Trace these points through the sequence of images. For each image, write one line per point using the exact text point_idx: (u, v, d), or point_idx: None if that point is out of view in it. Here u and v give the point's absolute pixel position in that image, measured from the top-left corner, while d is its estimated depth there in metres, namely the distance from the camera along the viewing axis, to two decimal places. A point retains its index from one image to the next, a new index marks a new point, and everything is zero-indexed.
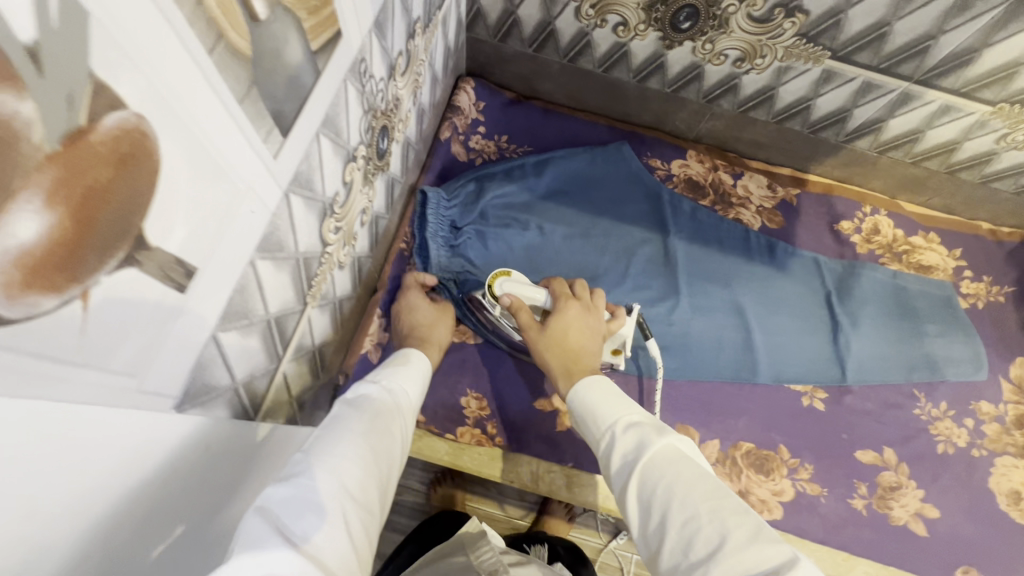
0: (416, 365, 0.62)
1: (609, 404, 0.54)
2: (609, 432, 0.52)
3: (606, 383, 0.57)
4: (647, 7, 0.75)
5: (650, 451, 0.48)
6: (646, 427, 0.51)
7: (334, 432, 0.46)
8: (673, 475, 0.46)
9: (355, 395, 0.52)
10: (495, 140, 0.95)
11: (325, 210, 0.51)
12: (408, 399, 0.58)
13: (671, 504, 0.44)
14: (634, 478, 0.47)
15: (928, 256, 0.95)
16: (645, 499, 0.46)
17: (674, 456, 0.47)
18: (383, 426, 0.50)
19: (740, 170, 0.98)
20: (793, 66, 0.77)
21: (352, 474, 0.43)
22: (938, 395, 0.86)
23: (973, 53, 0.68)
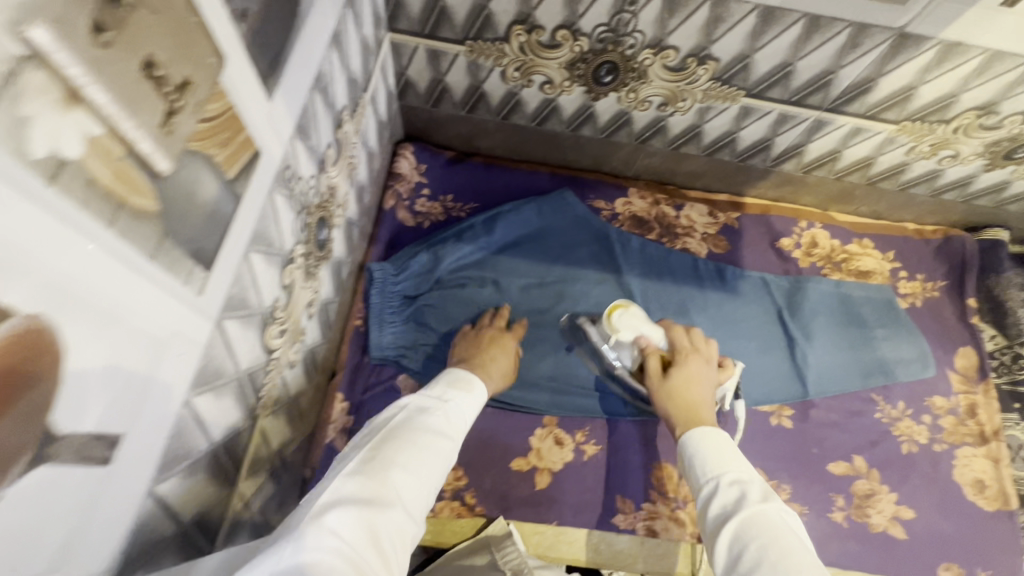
0: (480, 391, 0.62)
1: (719, 456, 0.57)
2: (712, 480, 0.56)
3: (718, 434, 0.60)
4: (569, 66, 0.77)
5: (751, 510, 0.51)
6: (753, 488, 0.53)
7: (393, 441, 0.49)
8: (769, 537, 0.48)
9: (418, 406, 0.55)
10: (440, 201, 0.95)
11: (266, 319, 0.50)
12: (470, 421, 0.58)
13: (762, 561, 0.47)
14: (730, 528, 0.50)
15: (865, 262, 0.99)
16: (736, 547, 0.49)
17: (776, 525, 0.49)
18: (440, 442, 0.51)
19: (680, 202, 1.02)
20: (713, 105, 0.81)
21: (405, 486, 0.46)
22: (894, 396, 0.89)
23: (871, 83, 0.73)
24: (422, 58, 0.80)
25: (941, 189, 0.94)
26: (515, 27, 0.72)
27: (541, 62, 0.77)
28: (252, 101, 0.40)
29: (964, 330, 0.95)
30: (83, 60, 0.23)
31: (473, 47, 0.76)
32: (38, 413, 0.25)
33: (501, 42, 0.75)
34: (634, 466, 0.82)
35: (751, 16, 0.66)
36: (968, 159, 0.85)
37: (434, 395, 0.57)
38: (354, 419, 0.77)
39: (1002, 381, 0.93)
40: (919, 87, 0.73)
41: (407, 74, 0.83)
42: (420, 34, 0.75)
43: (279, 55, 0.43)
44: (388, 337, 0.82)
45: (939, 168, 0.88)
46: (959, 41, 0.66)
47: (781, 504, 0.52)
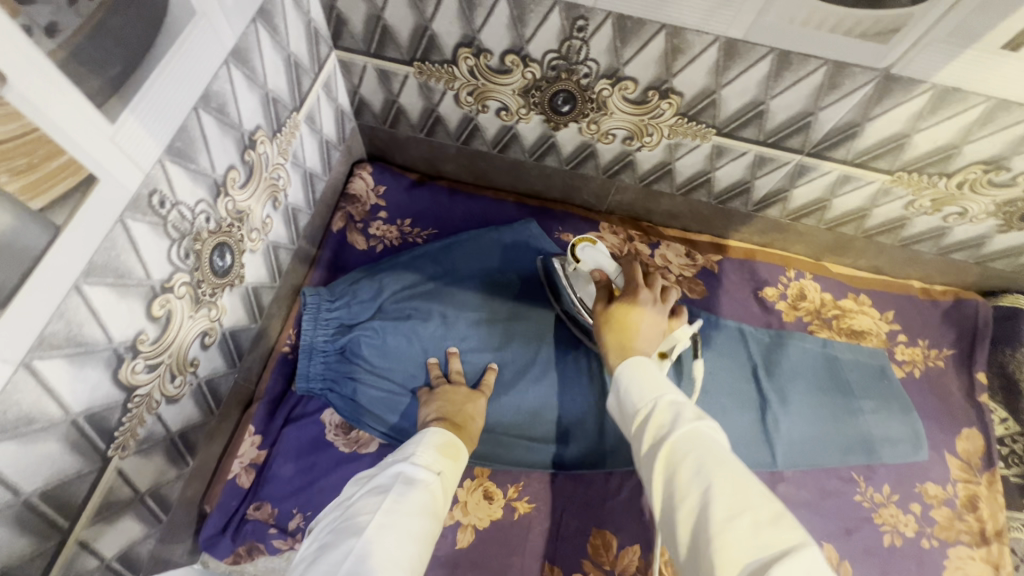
0: (461, 462, 0.63)
1: (648, 385, 0.51)
2: (648, 405, 0.49)
3: (646, 368, 0.53)
4: (523, 92, 0.72)
5: (682, 428, 0.45)
6: (686, 407, 0.48)
7: (392, 529, 0.49)
8: (702, 452, 0.43)
9: (411, 480, 0.55)
10: (397, 224, 0.91)
11: (122, 356, 0.46)
12: (450, 493, 0.59)
13: (696, 479, 0.42)
14: (662, 452, 0.45)
15: (859, 320, 0.89)
16: (671, 469, 0.44)
17: (702, 439, 0.44)
18: (430, 525, 0.52)
19: (656, 240, 0.94)
20: (682, 143, 0.74)
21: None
22: (878, 478, 0.78)
23: (855, 128, 0.65)
24: (372, 77, 0.76)
25: (948, 248, 0.83)
26: (462, 51, 0.67)
27: (494, 88, 0.72)
28: (78, 127, 0.36)
29: (970, 408, 0.83)
30: None
31: (422, 68, 0.72)
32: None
33: (449, 65, 0.70)
34: (569, 531, 0.75)
35: (712, 49, 0.59)
36: (977, 218, 0.75)
37: (424, 466, 0.58)
38: (265, 453, 0.74)
39: (1011, 472, 0.81)
40: (912, 136, 0.64)
41: (361, 93, 0.80)
42: (367, 53, 0.72)
43: (131, 74, 0.39)
44: (315, 367, 0.77)
45: (945, 226, 0.78)
46: (954, 87, 0.57)
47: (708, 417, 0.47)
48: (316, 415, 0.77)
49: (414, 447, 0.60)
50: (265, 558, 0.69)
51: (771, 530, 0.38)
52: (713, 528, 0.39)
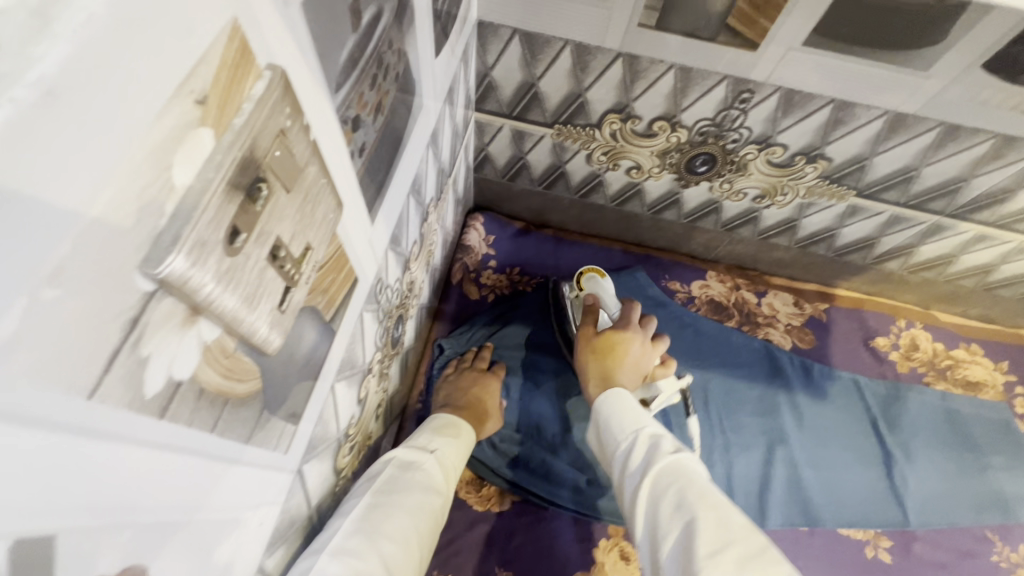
0: (465, 437, 0.61)
1: (626, 416, 0.53)
2: (629, 440, 0.50)
3: (624, 395, 0.55)
4: (661, 154, 0.73)
5: (660, 461, 0.46)
6: (667, 439, 0.48)
7: (384, 509, 0.46)
8: (685, 485, 0.43)
9: (403, 460, 0.52)
10: (507, 273, 0.92)
11: (339, 442, 0.46)
12: (455, 471, 0.57)
13: (683, 504, 0.42)
14: (644, 486, 0.45)
15: (973, 371, 0.89)
16: (652, 502, 0.44)
17: (687, 469, 0.45)
18: (432, 501, 0.50)
19: (763, 288, 0.94)
20: (815, 202, 0.75)
21: (395, 560, 0.43)
22: (1013, 537, 0.77)
23: (1007, 193, 0.65)
24: (505, 136, 0.77)
25: None
26: (610, 116, 0.69)
27: (632, 149, 0.73)
28: (358, 234, 0.37)
29: None
30: (212, 277, 0.19)
31: (561, 130, 0.73)
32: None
33: (591, 128, 0.71)
34: None
35: (878, 121, 0.60)
36: None
37: (418, 445, 0.56)
38: None
39: None
40: None
41: (487, 150, 0.81)
42: (507, 116, 0.73)
43: (386, 175, 0.40)
44: None
45: None
46: None
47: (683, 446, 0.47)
48: None
49: (413, 434, 0.58)
50: None
51: (754, 563, 0.38)
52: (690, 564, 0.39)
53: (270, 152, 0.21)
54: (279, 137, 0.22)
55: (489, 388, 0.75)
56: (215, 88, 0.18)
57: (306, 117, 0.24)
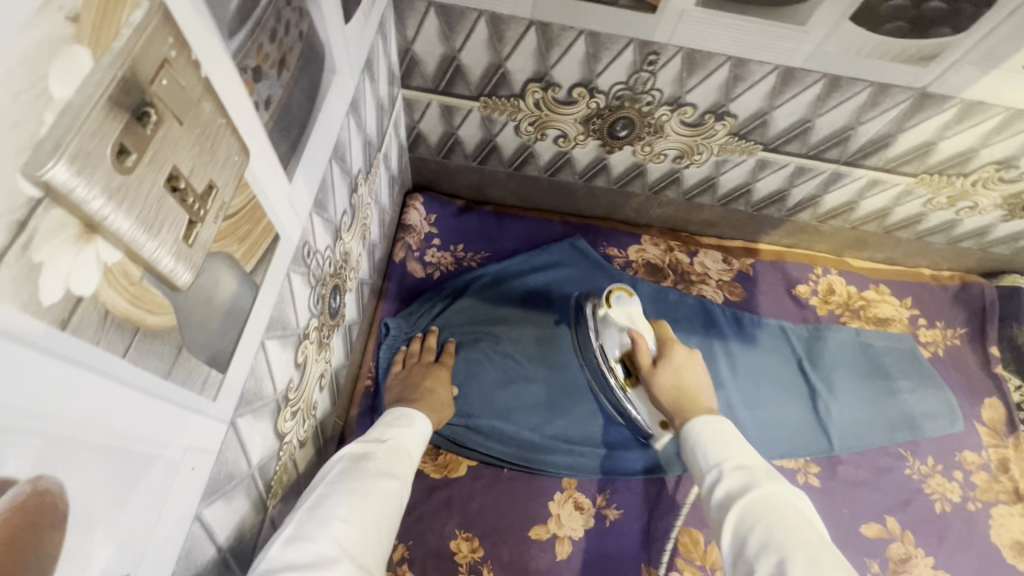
0: (420, 426, 0.64)
1: (722, 445, 0.57)
2: (715, 468, 0.56)
3: (725, 427, 0.59)
4: (584, 121, 0.76)
5: (756, 491, 0.50)
6: (756, 471, 0.53)
7: (337, 495, 0.49)
8: (776, 517, 0.47)
9: (357, 454, 0.55)
10: (450, 250, 0.94)
11: (278, 404, 0.47)
12: (412, 458, 0.60)
13: (774, 538, 0.45)
14: (735, 515, 0.50)
15: (883, 309, 0.98)
16: (742, 532, 0.48)
17: (781, 503, 0.49)
18: (388, 485, 0.53)
19: (694, 248, 1.00)
20: (729, 158, 0.80)
21: (353, 539, 0.46)
22: (922, 451, 0.86)
23: (890, 138, 0.72)
24: (435, 112, 0.79)
25: (957, 238, 0.92)
26: (531, 85, 0.72)
27: (556, 117, 0.76)
28: (274, 189, 0.38)
29: (989, 380, 0.93)
30: (103, 191, 0.20)
31: (487, 103, 0.75)
32: (43, 570, 0.22)
33: (515, 98, 0.74)
34: (660, 534, 0.77)
35: (771, 76, 0.65)
36: (985, 210, 0.84)
37: (373, 437, 0.59)
38: None
39: None
40: (938, 143, 0.72)
41: (419, 127, 0.83)
42: (434, 91, 0.75)
43: (299, 135, 0.41)
44: None
45: (957, 218, 0.87)
46: (979, 101, 0.65)
47: (778, 481, 0.51)
48: None
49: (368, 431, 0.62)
50: None
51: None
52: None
53: (157, 80, 0.23)
54: (163, 66, 0.23)
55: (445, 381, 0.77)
56: (88, 8, 0.19)
57: (192, 52, 0.25)
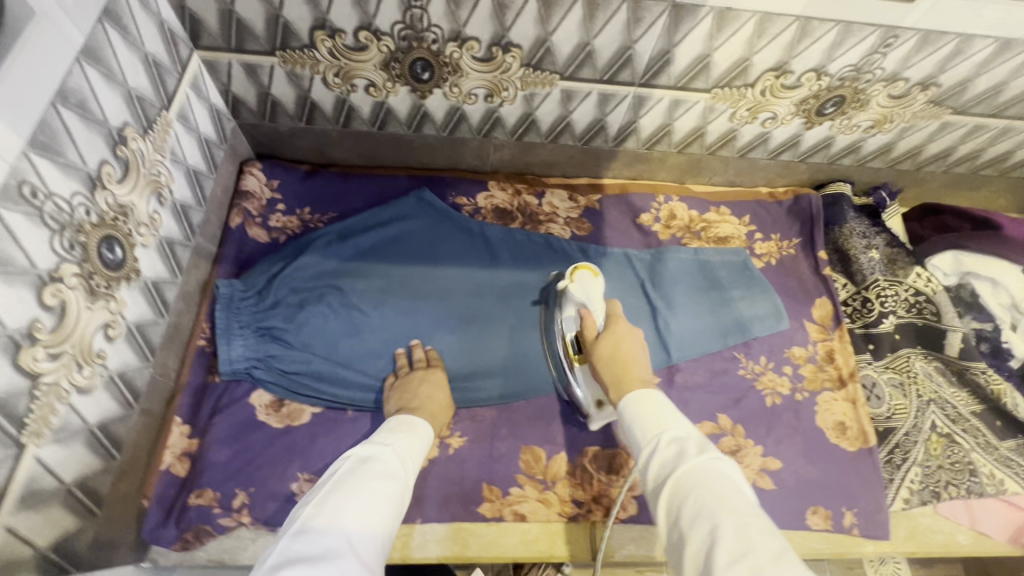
0: (419, 431, 0.71)
1: (647, 417, 0.58)
2: (651, 443, 0.55)
3: (651, 397, 0.60)
4: (384, 66, 0.79)
5: (689, 460, 0.51)
6: (688, 442, 0.53)
7: (342, 492, 0.55)
8: (705, 489, 0.48)
9: (363, 456, 0.62)
10: (296, 214, 0.95)
11: (18, 342, 0.48)
12: (411, 458, 0.66)
13: (701, 509, 0.47)
14: (668, 484, 0.51)
15: (722, 228, 1.03)
16: (676, 500, 0.50)
17: (711, 471, 0.50)
18: (391, 487, 0.59)
19: (541, 190, 1.04)
20: (535, 91, 0.83)
21: (359, 536, 0.52)
22: (754, 352, 0.92)
23: (668, 54, 0.77)
24: (240, 73, 0.80)
25: (776, 151, 0.98)
26: (318, 33, 0.74)
27: (357, 65, 0.79)
28: None
29: (818, 282, 0.99)
30: None
31: (284, 56, 0.77)
32: None
33: (309, 50, 0.76)
34: (502, 455, 0.81)
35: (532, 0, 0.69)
36: (786, 119, 0.89)
37: (376, 441, 0.66)
38: (199, 442, 0.76)
39: (864, 326, 0.95)
40: (713, 54, 0.77)
41: (232, 91, 0.83)
42: (228, 49, 0.76)
43: None
44: (236, 350, 0.80)
45: (766, 131, 0.92)
46: (728, 7, 0.69)
47: (699, 445, 0.53)
48: (244, 399, 0.80)
49: (371, 436, 0.68)
50: (215, 540, 0.72)
51: (772, 567, 0.41)
52: (710, 556, 0.44)
53: None
54: None
55: (438, 382, 0.82)
56: None
57: None
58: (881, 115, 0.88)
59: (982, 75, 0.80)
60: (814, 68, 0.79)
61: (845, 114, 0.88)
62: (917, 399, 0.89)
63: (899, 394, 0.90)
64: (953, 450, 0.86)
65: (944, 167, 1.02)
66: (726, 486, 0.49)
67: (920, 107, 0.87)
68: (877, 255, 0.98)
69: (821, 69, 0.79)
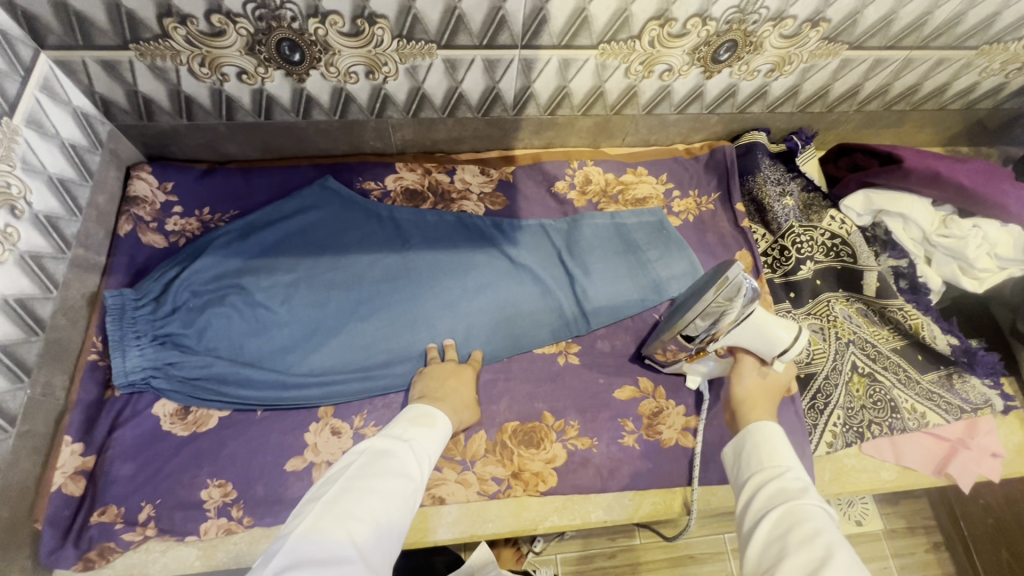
0: (440, 426, 0.69)
1: (773, 451, 0.61)
2: (773, 470, 0.59)
3: (773, 434, 0.63)
4: (249, 50, 0.75)
5: (812, 501, 0.53)
6: (807, 488, 0.56)
7: (355, 492, 0.55)
8: (818, 524, 0.50)
9: (379, 450, 0.61)
10: (196, 216, 0.91)
11: None
12: (429, 455, 0.65)
13: (814, 537, 0.49)
14: (778, 511, 0.54)
15: (640, 189, 1.00)
16: (782, 523, 0.52)
17: (825, 518, 0.51)
18: (404, 484, 0.59)
19: (451, 167, 1.00)
20: (416, 64, 0.80)
21: (367, 537, 0.52)
22: None
23: (542, 11, 0.73)
24: (99, 72, 0.76)
25: (683, 104, 0.95)
26: (167, 21, 0.70)
27: (220, 52, 0.75)
28: None
29: (738, 235, 0.97)
30: None
31: (140, 49, 0.73)
32: None
33: (163, 39, 0.72)
34: None
35: None
36: (683, 70, 0.87)
37: (394, 435, 0.64)
38: (96, 459, 0.74)
39: (786, 273, 0.93)
40: (588, 7, 0.74)
41: (98, 92, 0.79)
42: (78, 47, 0.72)
43: None
44: (131, 361, 0.77)
45: (665, 84, 0.90)
46: None
47: (813, 493, 0.55)
48: (147, 410, 0.77)
49: (389, 428, 0.67)
50: (121, 556, 0.71)
51: None
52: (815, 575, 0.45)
53: None
54: None
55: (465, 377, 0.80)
56: None
57: None
58: (779, 57, 0.86)
59: (869, 6, 0.78)
60: (697, 13, 0.77)
61: (742, 59, 0.86)
62: (836, 341, 0.88)
63: (819, 338, 0.89)
64: (875, 388, 0.86)
65: (856, 106, 1.00)
66: (839, 533, 0.50)
67: (816, 45, 0.84)
68: (792, 202, 0.97)
69: (705, 13, 0.77)
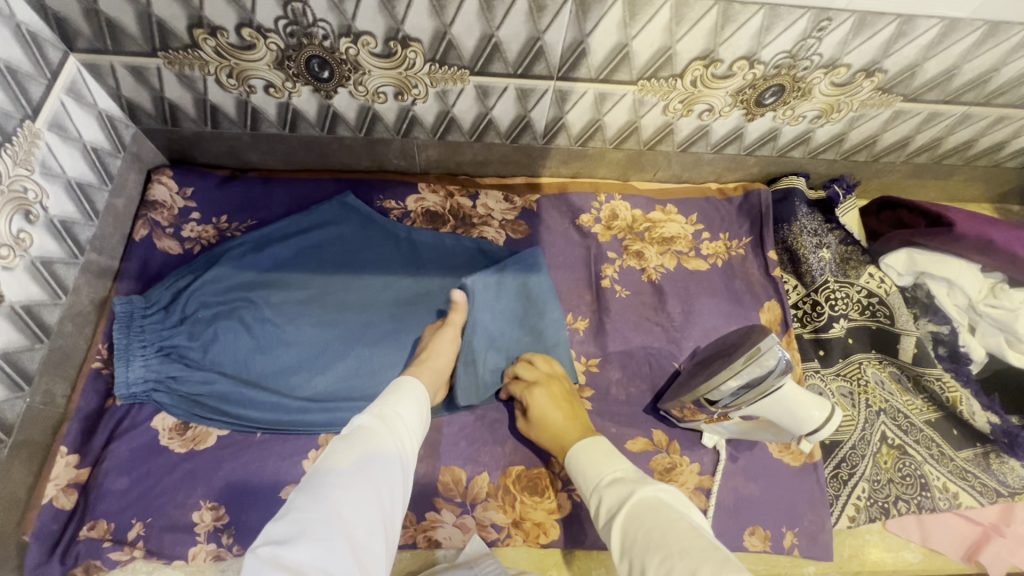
0: (417, 387, 0.66)
1: (593, 461, 0.63)
2: (600, 482, 0.60)
3: (594, 443, 0.65)
4: (278, 65, 0.73)
5: (636, 497, 0.55)
6: (627, 480, 0.58)
7: (338, 461, 0.53)
8: (649, 525, 0.51)
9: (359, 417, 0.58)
10: (212, 223, 0.89)
11: None
12: (410, 412, 0.63)
13: (651, 544, 0.49)
14: (619, 528, 0.54)
15: (668, 228, 0.96)
16: (628, 538, 0.52)
17: (649, 507, 0.53)
18: (388, 443, 0.56)
19: (474, 191, 0.97)
20: (447, 88, 0.77)
21: (355, 504, 0.50)
22: None
23: (582, 45, 0.70)
24: (126, 77, 0.75)
25: (720, 144, 0.91)
26: (197, 32, 0.68)
27: (249, 66, 0.73)
28: None
29: (768, 284, 0.93)
30: None
31: (168, 57, 0.72)
32: None
33: (193, 50, 0.71)
34: (419, 480, 0.76)
35: None
36: (723, 111, 0.83)
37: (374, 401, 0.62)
38: (89, 471, 0.72)
39: (819, 330, 0.88)
40: (630, 44, 0.70)
41: (125, 95, 0.78)
42: (107, 51, 0.70)
43: None
44: (134, 372, 0.76)
45: (703, 124, 0.86)
46: None
47: (639, 485, 0.57)
48: (145, 423, 0.75)
49: None
50: None
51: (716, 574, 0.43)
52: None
53: None
54: None
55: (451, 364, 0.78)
56: None
57: None
58: (827, 104, 0.82)
59: (930, 59, 0.73)
60: (746, 56, 0.73)
61: (788, 104, 0.82)
62: (866, 409, 0.83)
63: (847, 403, 0.83)
64: (904, 462, 0.81)
65: (904, 158, 0.95)
66: (670, 514, 0.52)
67: (868, 95, 0.80)
68: (828, 254, 0.92)
69: (753, 56, 0.73)
